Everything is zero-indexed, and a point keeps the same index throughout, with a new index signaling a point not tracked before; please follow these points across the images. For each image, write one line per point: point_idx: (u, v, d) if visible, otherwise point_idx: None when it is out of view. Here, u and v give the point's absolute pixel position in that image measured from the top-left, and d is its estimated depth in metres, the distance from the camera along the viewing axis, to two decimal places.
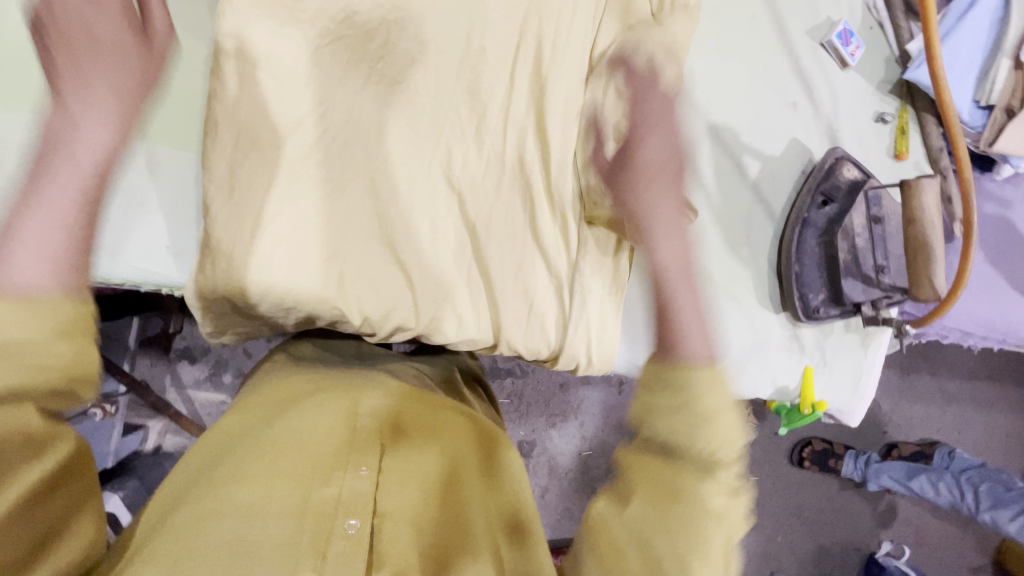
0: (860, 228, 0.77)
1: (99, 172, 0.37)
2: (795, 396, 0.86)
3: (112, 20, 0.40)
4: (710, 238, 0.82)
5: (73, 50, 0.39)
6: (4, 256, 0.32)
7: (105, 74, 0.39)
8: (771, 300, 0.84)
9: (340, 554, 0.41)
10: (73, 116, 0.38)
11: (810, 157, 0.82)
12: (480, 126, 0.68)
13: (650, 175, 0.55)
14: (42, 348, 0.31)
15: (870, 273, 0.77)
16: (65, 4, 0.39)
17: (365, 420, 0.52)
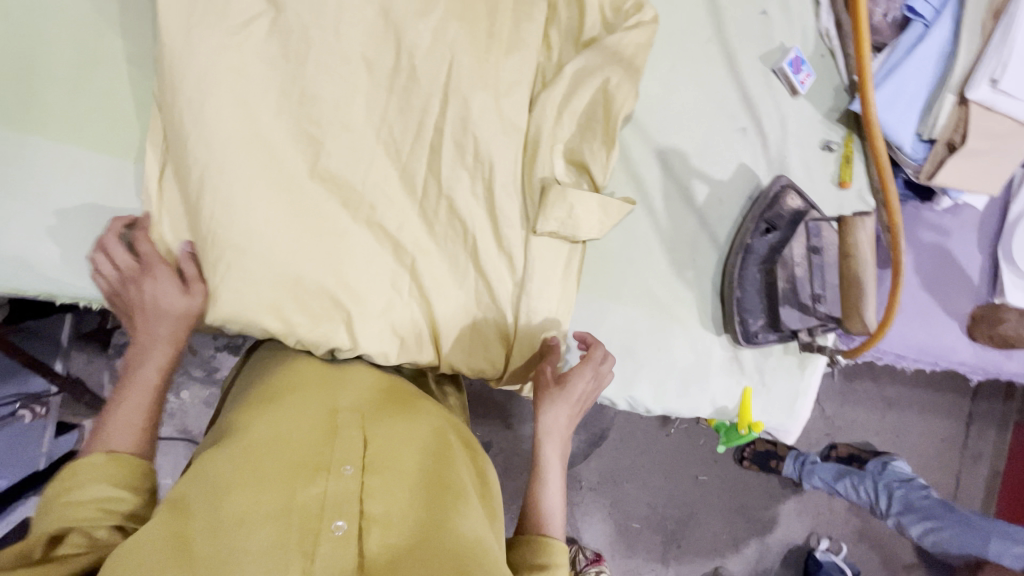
0: (799, 258, 0.78)
1: (152, 385, 0.64)
2: (734, 416, 0.89)
3: (160, 295, 0.65)
4: (658, 262, 0.83)
5: (143, 313, 0.66)
6: (108, 440, 0.59)
7: (165, 325, 0.66)
8: (714, 323, 0.85)
9: (329, 553, 0.47)
10: (149, 340, 0.65)
11: (757, 182, 0.85)
12: (425, 157, 0.74)
13: (570, 402, 0.72)
14: (96, 495, 0.54)
15: (807, 303, 0.78)
16: (132, 292, 0.66)
17: (341, 423, 0.59)
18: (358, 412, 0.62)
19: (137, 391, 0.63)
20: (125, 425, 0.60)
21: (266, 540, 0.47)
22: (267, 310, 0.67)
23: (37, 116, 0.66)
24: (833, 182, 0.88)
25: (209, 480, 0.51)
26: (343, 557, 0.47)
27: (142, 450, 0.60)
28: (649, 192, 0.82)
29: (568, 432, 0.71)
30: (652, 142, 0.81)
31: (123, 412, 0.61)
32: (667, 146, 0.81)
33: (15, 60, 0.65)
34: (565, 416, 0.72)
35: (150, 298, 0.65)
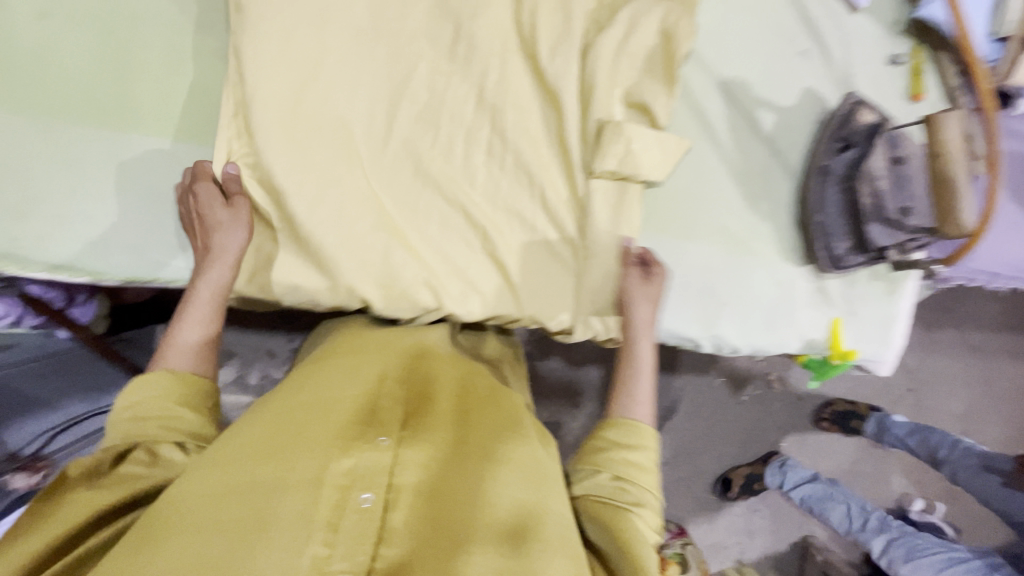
0: (881, 171, 0.75)
1: (211, 303, 0.67)
2: (824, 348, 0.87)
3: (217, 207, 0.69)
4: (730, 196, 0.82)
5: (204, 228, 0.69)
6: (170, 356, 0.63)
7: (223, 240, 0.68)
8: (795, 253, 0.84)
9: (352, 527, 0.47)
10: (211, 255, 0.68)
11: (825, 106, 0.83)
12: (489, 116, 0.76)
13: (652, 300, 0.76)
14: (159, 399, 0.59)
15: (895, 217, 0.75)
16: (200, 203, 0.68)
17: (383, 401, 0.58)
18: (404, 385, 0.62)
19: (199, 307, 0.67)
20: (184, 343, 0.64)
21: (297, 506, 0.47)
22: (359, 275, 0.71)
23: (139, 114, 0.71)
24: (905, 97, 0.85)
25: (250, 444, 0.52)
26: (365, 533, 0.46)
27: (201, 370, 0.64)
28: (714, 126, 0.81)
29: (654, 328, 0.76)
30: (713, 75, 0.81)
31: (183, 330, 0.65)
32: (728, 77, 0.81)
33: (117, 65, 0.71)
34: (648, 316, 0.76)
35: (205, 223, 0.68)
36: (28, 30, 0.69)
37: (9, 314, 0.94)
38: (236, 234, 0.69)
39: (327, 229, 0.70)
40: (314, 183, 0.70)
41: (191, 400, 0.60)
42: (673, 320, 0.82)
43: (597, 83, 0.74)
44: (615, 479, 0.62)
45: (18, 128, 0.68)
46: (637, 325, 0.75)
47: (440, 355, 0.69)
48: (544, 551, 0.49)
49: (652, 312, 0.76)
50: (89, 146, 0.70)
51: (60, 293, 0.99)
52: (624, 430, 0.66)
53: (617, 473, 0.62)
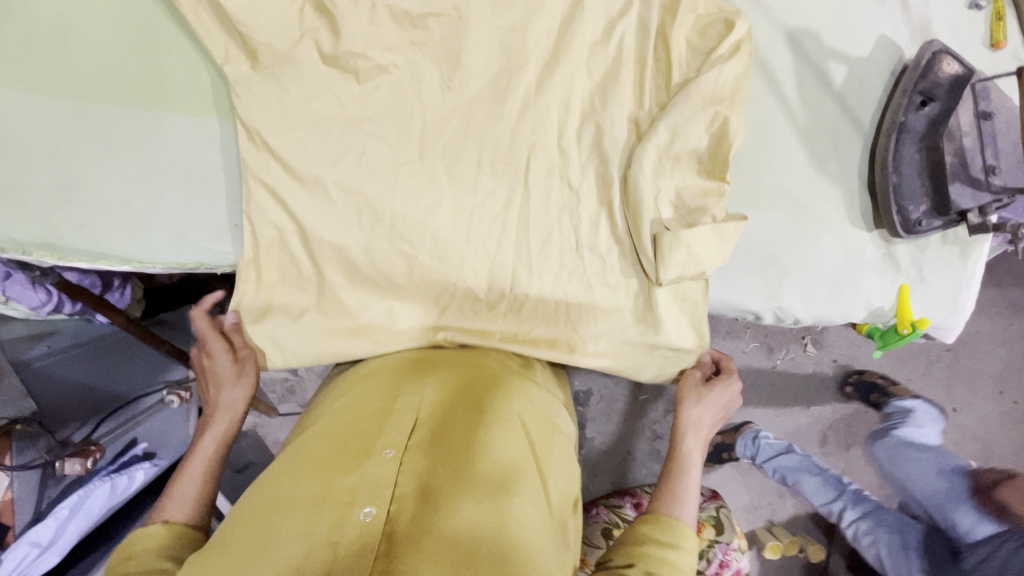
0: (968, 126, 0.70)
1: (211, 455, 0.68)
2: (891, 317, 0.83)
3: (227, 362, 0.74)
4: (796, 158, 0.77)
5: (217, 378, 0.73)
6: (168, 503, 0.62)
7: (229, 392, 0.72)
8: (863, 218, 0.79)
9: (354, 539, 0.45)
10: (219, 400, 0.72)
11: (901, 56, 0.76)
12: (534, 85, 0.70)
13: (711, 404, 0.77)
14: (146, 541, 0.57)
15: (979, 176, 0.71)
16: (214, 348, 0.74)
17: (396, 411, 0.58)
18: (418, 394, 0.61)
19: (201, 458, 0.67)
20: (186, 497, 0.63)
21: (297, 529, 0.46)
22: None
23: (167, 90, 0.67)
24: (985, 45, 0.79)
25: (269, 484, 0.53)
26: (365, 546, 0.44)
27: (194, 518, 0.62)
28: (780, 82, 0.75)
29: (705, 431, 0.75)
30: (780, 25, 0.74)
31: (183, 490, 0.64)
32: (797, 27, 0.74)
33: (142, 36, 0.66)
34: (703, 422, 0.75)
35: (218, 403, 0.72)
36: (51, 3, 0.64)
37: (49, 302, 0.92)
38: (238, 391, 0.73)
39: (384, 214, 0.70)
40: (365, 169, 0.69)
41: (181, 553, 0.57)
42: (733, 292, 0.79)
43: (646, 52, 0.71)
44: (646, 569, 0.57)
45: (46, 109, 0.64)
46: (688, 424, 0.74)
47: (458, 366, 0.68)
48: (527, 525, 0.49)
49: (703, 413, 0.76)
50: (120, 130, 0.66)
51: (96, 278, 0.97)
52: (664, 526, 0.62)
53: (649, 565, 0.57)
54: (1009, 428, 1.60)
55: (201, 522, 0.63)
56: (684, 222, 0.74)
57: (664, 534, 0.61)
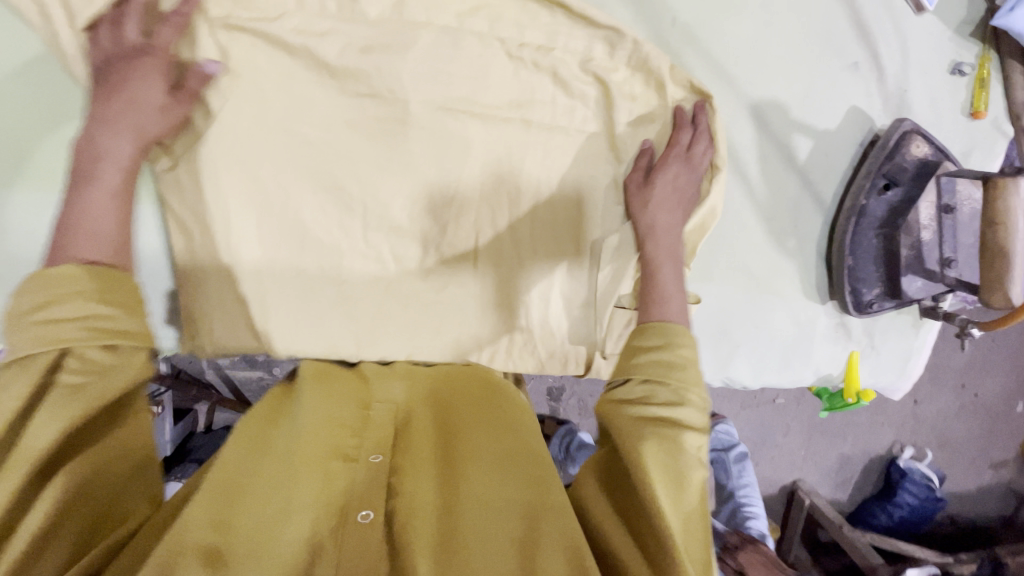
0: (926, 221, 0.68)
1: (123, 170, 0.52)
2: (839, 381, 0.84)
3: (148, 80, 0.55)
4: (753, 235, 0.75)
5: (111, 104, 0.53)
6: (72, 245, 0.46)
7: (132, 104, 0.54)
8: (818, 291, 0.78)
9: (354, 543, 0.46)
10: (103, 114, 0.53)
11: (871, 127, 0.72)
12: (484, 163, 0.67)
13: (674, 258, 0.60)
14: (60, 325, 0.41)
15: (934, 269, 0.68)
16: (122, 82, 0.54)
17: (377, 409, 0.58)
18: (393, 403, 0.61)
19: (99, 184, 0.50)
20: (98, 228, 0.48)
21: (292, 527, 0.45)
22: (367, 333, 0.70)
23: None
24: (964, 113, 0.74)
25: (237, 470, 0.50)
26: (365, 549, 0.45)
27: (120, 260, 0.48)
28: (741, 156, 0.72)
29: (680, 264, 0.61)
30: (744, 97, 0.70)
31: (99, 212, 0.48)
32: (762, 99, 0.70)
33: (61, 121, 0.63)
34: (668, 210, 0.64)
35: (118, 92, 0.54)
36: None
37: None
38: (151, 113, 0.55)
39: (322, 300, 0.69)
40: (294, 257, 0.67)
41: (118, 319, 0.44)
42: None
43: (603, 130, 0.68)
44: (645, 384, 0.50)
45: None
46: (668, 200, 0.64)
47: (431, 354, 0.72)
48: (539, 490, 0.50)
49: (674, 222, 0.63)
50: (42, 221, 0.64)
51: None
52: (645, 331, 0.53)
53: (644, 376, 0.50)
54: (964, 419, 1.69)
55: (121, 266, 0.48)
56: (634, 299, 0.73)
57: (650, 336, 0.53)
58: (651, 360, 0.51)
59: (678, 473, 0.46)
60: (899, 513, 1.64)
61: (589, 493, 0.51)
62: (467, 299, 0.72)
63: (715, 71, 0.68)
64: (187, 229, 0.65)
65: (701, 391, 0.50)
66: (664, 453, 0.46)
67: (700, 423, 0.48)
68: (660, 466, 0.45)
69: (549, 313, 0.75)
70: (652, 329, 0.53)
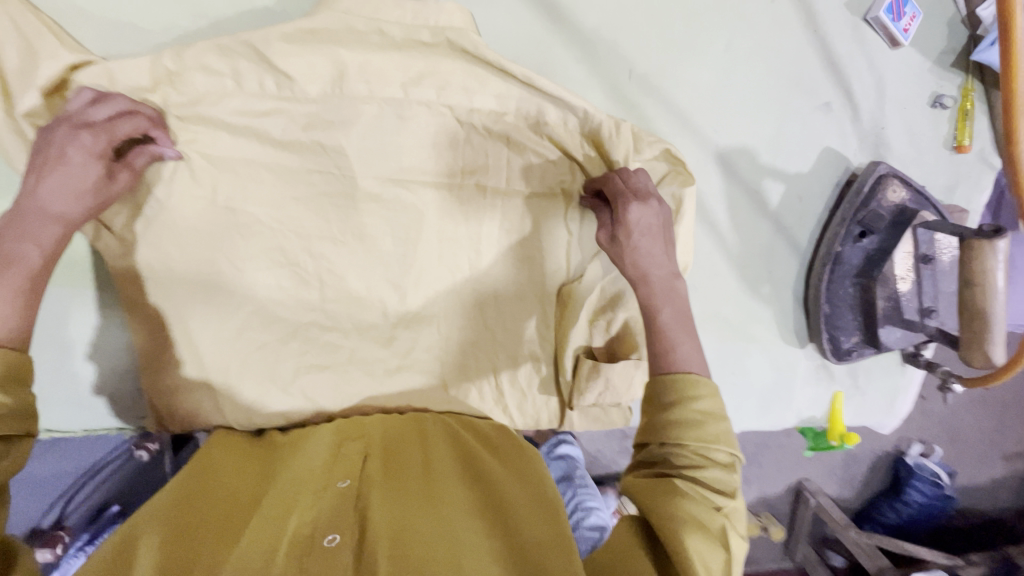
0: (904, 272, 0.65)
1: (45, 261, 0.46)
2: (823, 422, 0.82)
3: (88, 161, 0.51)
4: (725, 282, 0.73)
5: (42, 179, 0.48)
6: None
7: (68, 183, 0.49)
8: (797, 335, 0.76)
9: (318, 563, 0.46)
10: (36, 193, 0.48)
11: (848, 166, 0.69)
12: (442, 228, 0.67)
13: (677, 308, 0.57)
14: None
15: (914, 318, 0.66)
16: (62, 157, 0.49)
17: (349, 446, 0.60)
18: (367, 438, 0.62)
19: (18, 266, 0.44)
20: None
21: (259, 553, 0.46)
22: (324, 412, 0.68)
23: None
24: (947, 147, 0.70)
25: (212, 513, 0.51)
26: (329, 569, 0.45)
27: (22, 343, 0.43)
28: (709, 205, 0.69)
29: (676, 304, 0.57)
30: (709, 146, 0.66)
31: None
32: (729, 146, 0.67)
33: None
34: (661, 260, 0.58)
35: (53, 161, 0.49)
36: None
37: None
38: (84, 193, 0.50)
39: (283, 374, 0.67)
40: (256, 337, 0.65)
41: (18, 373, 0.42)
42: None
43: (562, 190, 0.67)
44: (665, 446, 0.50)
45: None
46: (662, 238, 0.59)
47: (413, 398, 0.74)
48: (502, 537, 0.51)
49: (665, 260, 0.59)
50: None
51: None
52: (659, 388, 0.51)
53: (664, 440, 0.49)
54: (977, 413, 1.64)
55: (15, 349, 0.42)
56: (604, 355, 0.72)
57: (665, 394, 0.51)
58: (668, 420, 0.50)
59: (710, 526, 0.46)
60: (908, 510, 1.62)
61: (624, 545, 0.49)
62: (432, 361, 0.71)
63: (678, 121, 0.65)
64: (140, 313, 0.63)
65: (726, 445, 0.49)
66: (695, 510, 0.46)
67: (726, 482, 0.48)
68: (692, 526, 0.46)
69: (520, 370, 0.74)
70: (666, 388, 0.51)
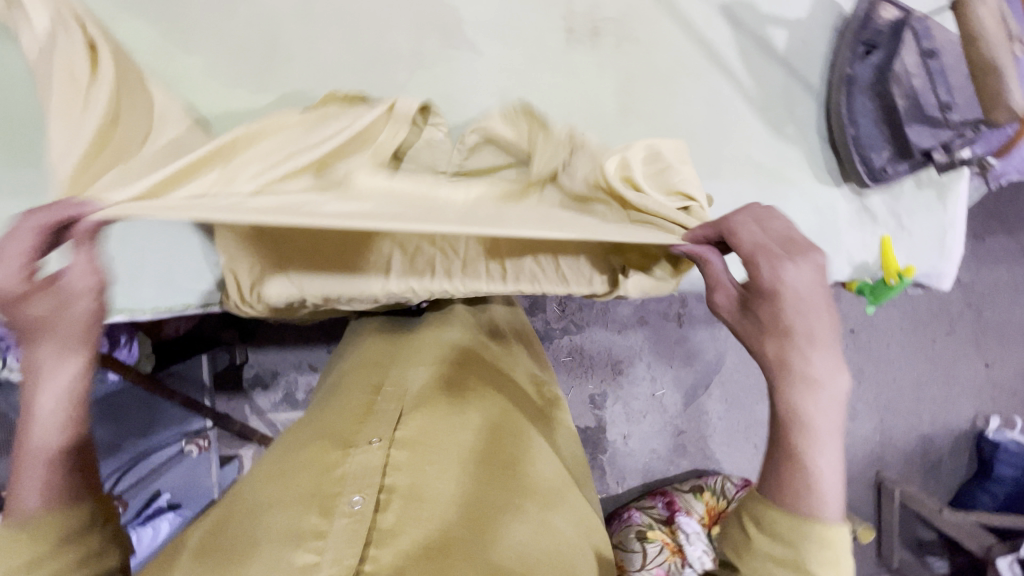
0: (914, 68, 0.70)
1: (67, 425, 0.43)
2: (877, 270, 0.82)
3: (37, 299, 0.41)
4: (750, 126, 0.77)
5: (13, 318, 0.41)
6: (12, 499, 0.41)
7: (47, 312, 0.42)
8: (830, 174, 0.79)
9: (343, 528, 0.46)
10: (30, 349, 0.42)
11: (841, 11, 0.77)
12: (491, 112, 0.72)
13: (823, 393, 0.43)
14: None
15: (936, 115, 0.71)
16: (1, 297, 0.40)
17: (381, 401, 0.61)
18: (401, 390, 0.64)
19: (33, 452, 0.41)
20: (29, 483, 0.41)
21: (292, 517, 0.48)
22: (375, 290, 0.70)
23: None
24: None
25: (261, 485, 0.55)
26: (354, 536, 0.46)
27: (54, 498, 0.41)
28: (722, 55, 0.76)
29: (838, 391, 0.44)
30: (713, 1, 0.76)
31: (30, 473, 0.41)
32: (731, 2, 0.76)
33: None
34: (810, 340, 0.44)
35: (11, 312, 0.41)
36: None
37: None
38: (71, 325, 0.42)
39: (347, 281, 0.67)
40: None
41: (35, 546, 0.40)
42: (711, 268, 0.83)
43: (588, 52, 0.74)
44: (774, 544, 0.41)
45: None
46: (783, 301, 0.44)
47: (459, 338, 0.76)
48: (517, 515, 0.53)
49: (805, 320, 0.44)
50: None
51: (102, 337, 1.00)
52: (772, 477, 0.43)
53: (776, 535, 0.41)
54: None
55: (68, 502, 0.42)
56: None
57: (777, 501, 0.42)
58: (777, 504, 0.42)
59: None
60: (1004, 491, 1.45)
61: None
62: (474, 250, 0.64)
63: None
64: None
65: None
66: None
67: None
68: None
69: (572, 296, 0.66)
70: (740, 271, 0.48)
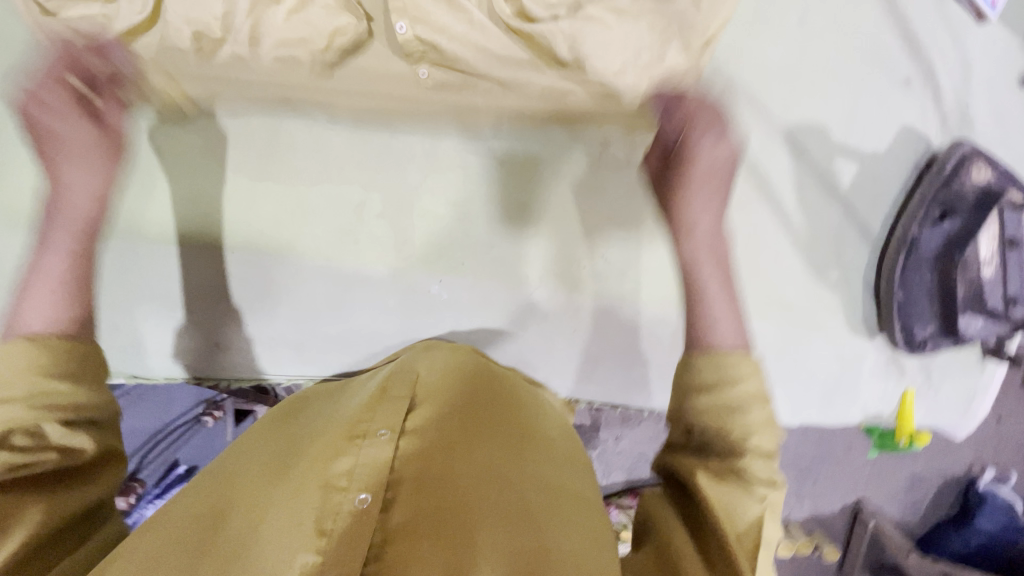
0: (988, 256, 0.63)
1: None
2: (891, 421, 0.77)
3: None
4: (789, 265, 0.69)
5: None
6: None
7: None
8: (865, 325, 0.72)
9: (349, 530, 0.38)
10: None
11: (927, 147, 0.65)
12: (515, 217, 0.69)
13: (703, 180, 0.49)
14: None
15: (998, 307, 0.64)
16: None
17: (395, 391, 0.54)
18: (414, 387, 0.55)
19: None
20: None
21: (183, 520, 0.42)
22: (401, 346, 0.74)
23: (149, 224, 0.69)
24: None
25: (219, 488, 0.46)
26: (362, 534, 0.38)
27: None
28: (775, 186, 0.67)
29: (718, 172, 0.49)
30: (779, 122, 0.65)
31: None
32: (799, 124, 0.65)
33: None
34: (714, 209, 0.50)
35: None
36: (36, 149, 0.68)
37: None
38: None
39: (413, 302, 0.71)
40: (326, 293, 0.71)
41: None
42: None
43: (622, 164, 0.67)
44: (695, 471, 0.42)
45: (33, 252, 0.69)
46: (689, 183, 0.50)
47: (474, 365, 0.64)
48: None
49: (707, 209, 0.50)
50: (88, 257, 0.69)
51: None
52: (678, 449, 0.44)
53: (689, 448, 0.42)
54: None
55: None
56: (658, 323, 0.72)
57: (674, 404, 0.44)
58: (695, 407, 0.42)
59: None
60: None
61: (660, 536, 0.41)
62: (482, 214, 0.68)
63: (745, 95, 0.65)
64: (234, 266, 0.70)
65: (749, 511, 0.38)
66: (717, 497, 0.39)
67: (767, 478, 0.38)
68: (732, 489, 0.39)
69: (566, 301, 0.72)
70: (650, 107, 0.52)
